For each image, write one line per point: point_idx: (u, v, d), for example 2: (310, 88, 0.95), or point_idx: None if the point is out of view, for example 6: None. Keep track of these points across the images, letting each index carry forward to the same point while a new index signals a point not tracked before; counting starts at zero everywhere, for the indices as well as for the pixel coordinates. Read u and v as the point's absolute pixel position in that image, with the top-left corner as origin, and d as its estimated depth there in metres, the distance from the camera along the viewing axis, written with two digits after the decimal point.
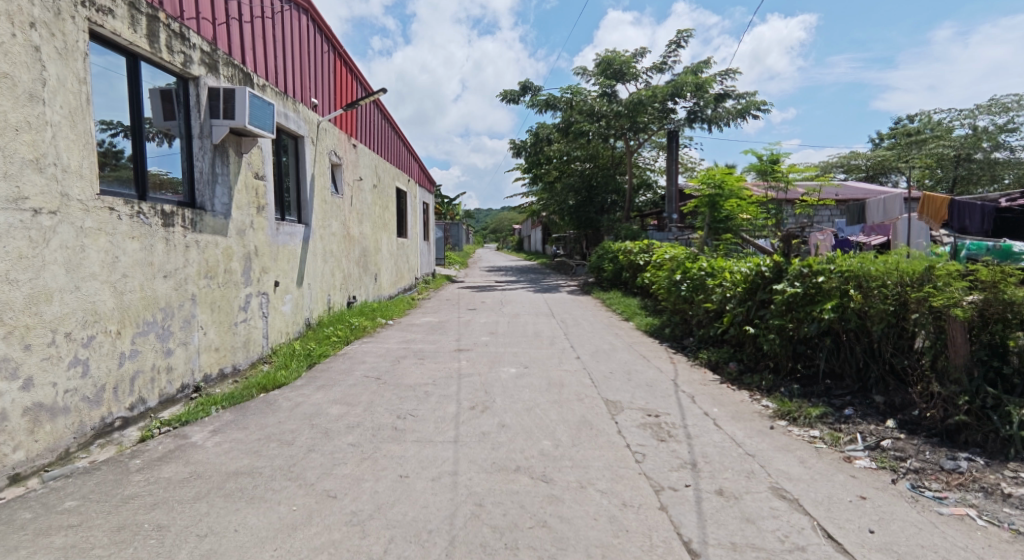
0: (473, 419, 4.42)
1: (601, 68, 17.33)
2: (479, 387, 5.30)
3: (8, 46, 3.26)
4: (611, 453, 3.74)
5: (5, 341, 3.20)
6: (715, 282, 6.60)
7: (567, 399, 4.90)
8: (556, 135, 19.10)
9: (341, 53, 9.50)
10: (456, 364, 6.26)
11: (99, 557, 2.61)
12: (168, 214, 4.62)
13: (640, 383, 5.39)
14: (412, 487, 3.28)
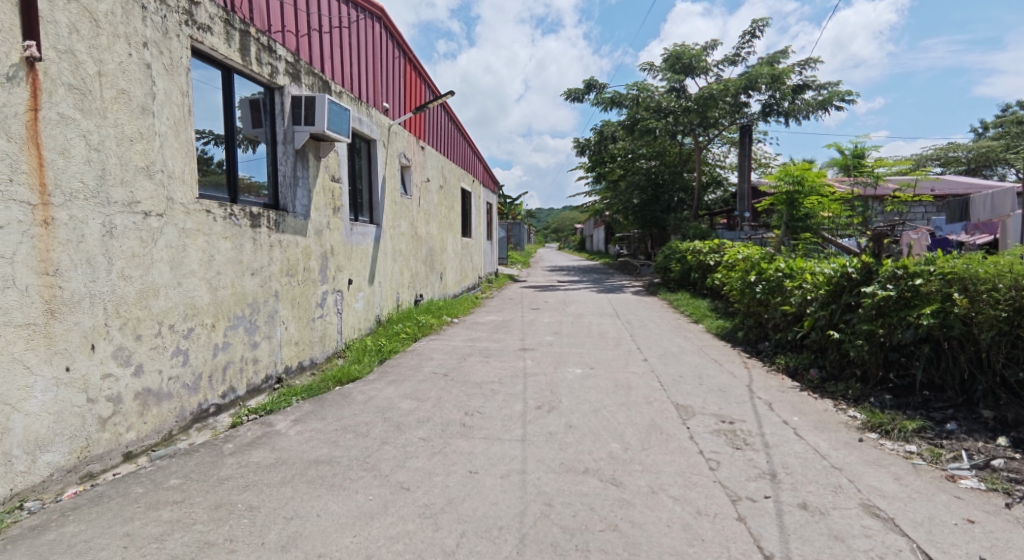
0: (540, 418, 4.46)
1: (669, 63, 16.95)
2: (545, 387, 5.31)
3: (124, 64, 3.56)
4: (684, 459, 3.67)
5: (122, 331, 3.50)
6: (794, 284, 6.31)
7: (635, 402, 4.84)
8: (622, 133, 18.83)
9: (411, 57, 9.78)
10: (522, 363, 6.32)
11: (201, 532, 2.81)
12: (255, 215, 4.90)
13: (711, 388, 5.25)
14: (481, 483, 3.35)
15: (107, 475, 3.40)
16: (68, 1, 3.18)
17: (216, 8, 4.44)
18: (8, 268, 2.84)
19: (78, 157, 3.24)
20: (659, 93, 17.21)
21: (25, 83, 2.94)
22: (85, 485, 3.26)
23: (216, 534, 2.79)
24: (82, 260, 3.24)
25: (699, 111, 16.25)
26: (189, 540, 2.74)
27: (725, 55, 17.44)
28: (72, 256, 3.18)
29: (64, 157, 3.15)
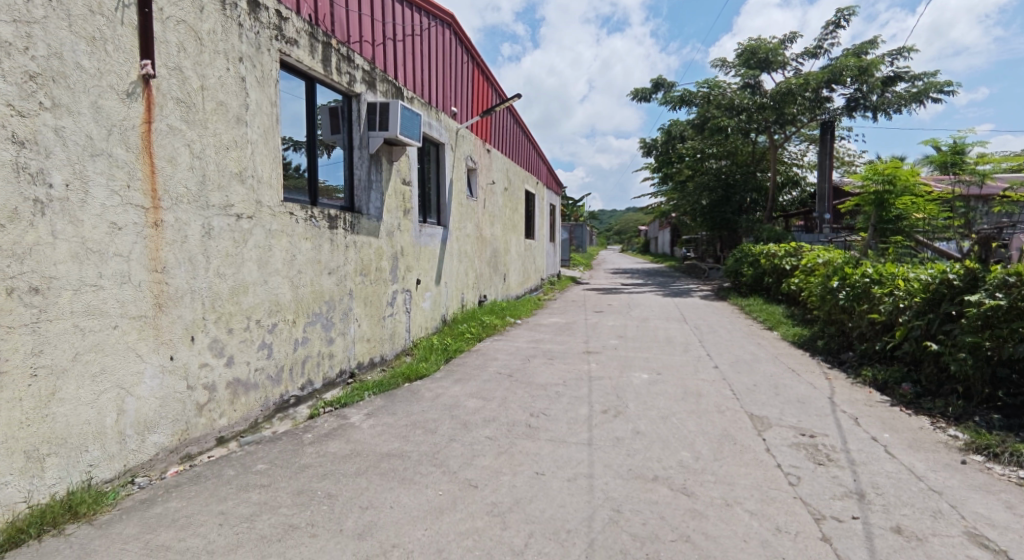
0: (606, 423, 4.45)
1: (744, 58, 16.36)
2: (612, 391, 5.29)
3: (223, 77, 3.85)
4: (760, 472, 3.57)
5: (216, 325, 3.78)
6: (884, 291, 5.99)
7: (705, 410, 4.75)
8: (691, 132, 18.34)
9: (479, 62, 9.98)
10: (586, 366, 6.30)
11: (286, 515, 2.99)
12: (333, 217, 5.16)
13: (789, 399, 5.06)
14: (548, 485, 3.39)
15: (203, 457, 3.68)
16: (177, 22, 3.47)
17: (302, 23, 4.72)
18: (125, 265, 3.12)
19: (182, 164, 3.52)
20: (732, 90, 16.66)
21: (141, 99, 3.22)
22: (184, 465, 3.53)
23: (300, 519, 2.95)
24: (185, 259, 3.52)
25: (775, 108, 15.55)
26: (276, 522, 2.92)
27: (806, 48, 16.66)
28: (176, 255, 3.46)
29: (172, 164, 3.43)
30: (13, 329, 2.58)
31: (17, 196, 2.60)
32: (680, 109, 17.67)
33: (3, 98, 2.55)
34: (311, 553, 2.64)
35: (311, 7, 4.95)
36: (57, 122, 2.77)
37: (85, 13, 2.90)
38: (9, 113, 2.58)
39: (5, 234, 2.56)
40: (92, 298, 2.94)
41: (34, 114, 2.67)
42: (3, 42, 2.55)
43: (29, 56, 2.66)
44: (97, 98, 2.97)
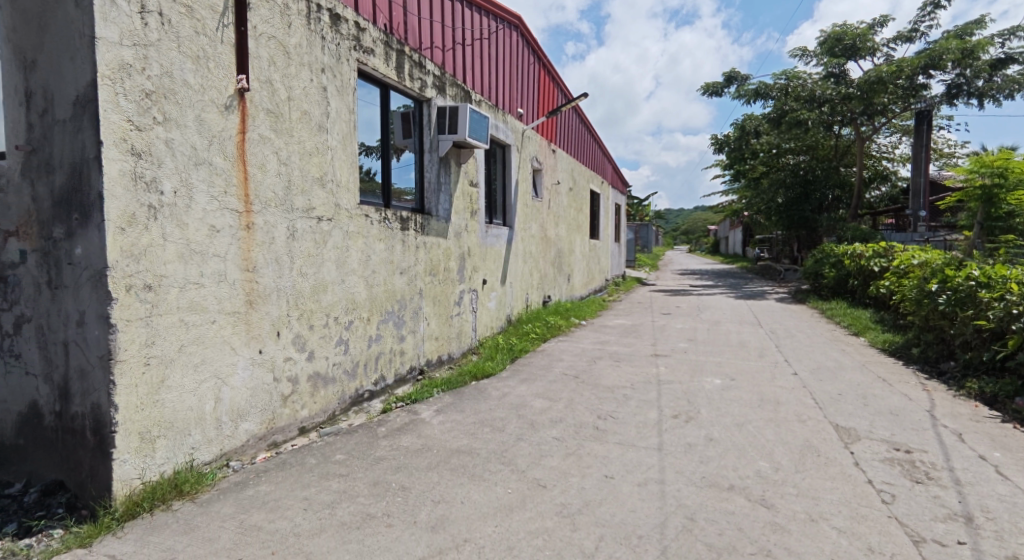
0: (677, 428, 4.38)
1: (827, 46, 15.28)
2: (682, 396, 5.20)
3: (307, 88, 4.08)
4: (848, 487, 3.41)
5: (299, 321, 4.01)
6: (994, 296, 5.58)
7: (785, 419, 4.58)
8: (766, 127, 17.49)
9: (546, 63, 10.04)
10: (655, 370, 6.22)
11: (363, 504, 3.14)
12: (405, 219, 5.35)
13: (880, 411, 4.80)
14: (618, 489, 3.39)
15: (287, 445, 3.93)
16: (268, 38, 3.72)
17: (378, 33, 4.94)
18: (222, 265, 3.37)
19: (271, 171, 3.76)
20: (813, 81, 15.91)
21: (237, 110, 3.47)
22: (271, 452, 3.78)
23: (376, 508, 3.09)
24: (272, 259, 3.76)
25: (862, 98, 14.65)
26: (355, 510, 3.06)
27: (899, 32, 15.66)
28: (265, 255, 3.71)
29: (262, 171, 3.68)
30: (131, 322, 2.85)
31: (135, 202, 2.87)
32: (755, 104, 17.01)
33: (124, 114, 2.83)
34: (388, 542, 2.76)
35: (386, 17, 5.17)
36: (168, 134, 3.04)
37: (191, 34, 3.16)
38: (129, 127, 2.85)
39: (125, 237, 2.83)
40: (195, 295, 3.19)
41: (148, 128, 2.94)
42: (125, 64, 2.83)
43: (145, 75, 2.92)
44: (200, 111, 3.23)
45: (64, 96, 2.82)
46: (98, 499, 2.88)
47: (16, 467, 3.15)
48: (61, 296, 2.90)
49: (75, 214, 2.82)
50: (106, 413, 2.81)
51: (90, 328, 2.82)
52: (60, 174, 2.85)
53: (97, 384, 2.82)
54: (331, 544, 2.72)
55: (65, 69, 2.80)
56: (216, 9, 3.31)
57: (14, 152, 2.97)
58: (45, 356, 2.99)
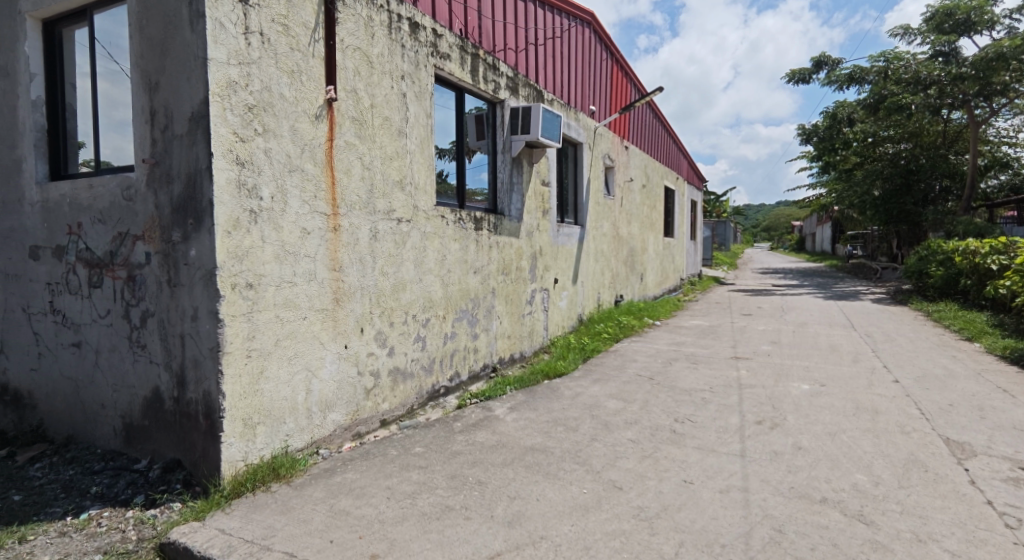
0: (761, 435, 4.25)
1: (936, 22, 14.10)
2: (766, 401, 5.02)
3: (388, 95, 4.27)
4: (962, 507, 3.14)
5: (380, 319, 4.21)
6: None
7: (885, 430, 4.33)
8: (863, 113, 16.57)
9: (619, 58, 9.93)
10: (735, 373, 6.03)
11: (443, 496, 3.26)
12: (478, 219, 5.47)
13: (999, 425, 4.41)
14: (698, 495, 3.32)
15: (370, 436, 4.13)
16: (354, 50, 3.93)
17: (454, 38, 5.09)
18: (312, 265, 3.60)
19: (356, 175, 3.96)
20: (917, 62, 14.71)
21: (326, 119, 3.70)
22: (356, 442, 3.99)
23: (455, 501, 3.20)
24: (357, 260, 3.97)
25: (978, 77, 13.24)
26: (434, 502, 3.19)
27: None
28: (351, 256, 3.91)
29: (348, 175, 3.89)
30: (236, 317, 3.11)
31: (239, 208, 3.13)
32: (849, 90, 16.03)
33: (230, 127, 3.09)
34: (467, 535, 2.85)
35: (462, 22, 5.32)
36: (267, 144, 3.29)
37: (287, 50, 3.40)
38: (234, 139, 3.11)
39: (231, 240, 3.09)
40: (289, 293, 3.43)
41: (250, 139, 3.19)
42: (231, 81, 3.09)
43: (248, 90, 3.18)
44: (294, 122, 3.47)
45: (181, 112, 3.11)
46: (209, 477, 3.17)
47: (141, 446, 3.51)
48: (178, 293, 3.20)
49: (190, 219, 3.10)
50: (216, 400, 3.09)
51: (203, 322, 3.10)
52: (178, 183, 3.15)
53: (208, 374, 3.10)
54: (413, 533, 2.85)
55: (182, 88, 3.09)
56: (308, 25, 3.55)
57: (141, 165, 3.31)
58: (166, 347, 3.31)
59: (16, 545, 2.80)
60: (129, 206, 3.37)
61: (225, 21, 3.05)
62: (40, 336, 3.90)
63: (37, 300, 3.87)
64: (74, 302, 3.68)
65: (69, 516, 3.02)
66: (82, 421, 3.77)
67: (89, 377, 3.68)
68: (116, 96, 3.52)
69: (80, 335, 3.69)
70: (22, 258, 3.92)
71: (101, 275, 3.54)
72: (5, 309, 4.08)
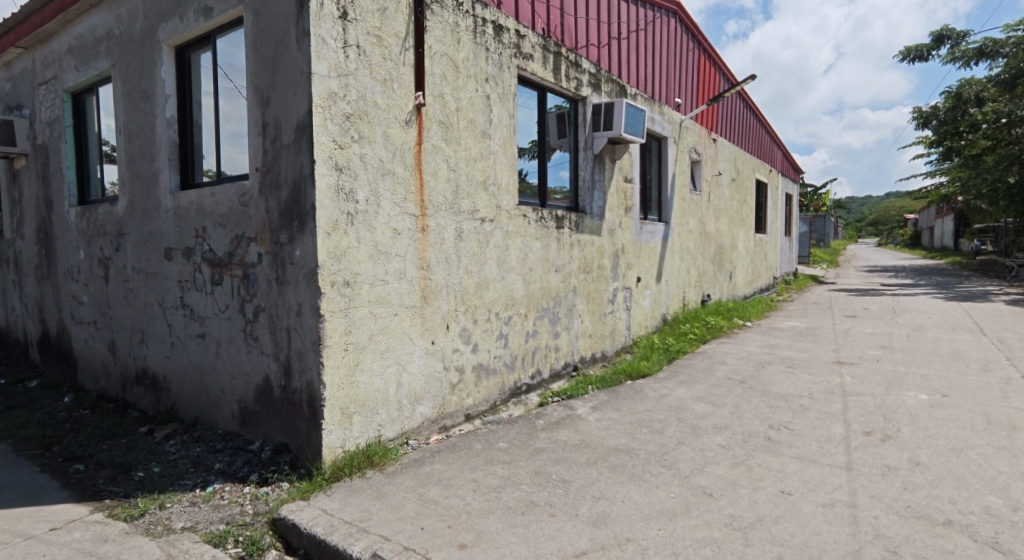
0: (870, 447, 3.97)
1: None
2: (875, 411, 4.69)
3: (473, 98, 4.39)
4: None
5: (465, 316, 4.34)
6: None
7: (1022, 449, 3.90)
8: (996, 90, 15.10)
9: (706, 47, 9.59)
10: (837, 379, 5.69)
11: (527, 492, 3.31)
12: (560, 218, 5.50)
13: None
14: (798, 507, 3.14)
15: (455, 429, 4.27)
16: (441, 55, 4.07)
17: (537, 38, 5.14)
18: (403, 264, 3.77)
19: (442, 177, 4.10)
20: None
21: (415, 124, 3.86)
22: (442, 435, 4.14)
23: (539, 497, 3.25)
24: (443, 258, 4.11)
25: None
26: (519, 497, 3.26)
27: None
28: (437, 255, 4.06)
29: (435, 177, 4.03)
30: (334, 313, 3.32)
31: (337, 211, 3.34)
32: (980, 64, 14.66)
33: (330, 136, 3.30)
34: (551, 532, 2.88)
35: (544, 21, 5.36)
36: (362, 151, 3.49)
37: (380, 60, 3.59)
38: (333, 147, 3.32)
39: (331, 241, 3.30)
40: (381, 291, 3.62)
41: (348, 146, 3.40)
42: (331, 93, 3.30)
43: (346, 100, 3.39)
44: (387, 128, 3.65)
45: (289, 124, 3.36)
46: (312, 461, 3.42)
47: (255, 429, 3.82)
48: (285, 291, 3.46)
49: (295, 221, 3.35)
50: (317, 389, 3.32)
51: (306, 317, 3.34)
52: (286, 189, 3.40)
53: (311, 365, 3.34)
54: (499, 526, 2.92)
55: (289, 102, 3.34)
56: (400, 35, 3.72)
57: (254, 173, 3.60)
58: (275, 340, 3.58)
59: (156, 511, 3.15)
60: (244, 211, 3.68)
61: (326, 37, 3.27)
62: (172, 328, 4.34)
63: (171, 296, 4.31)
64: (199, 298, 4.07)
65: (198, 488, 3.38)
66: (206, 405, 4.16)
67: (212, 365, 4.06)
68: (233, 112, 3.86)
69: (204, 327, 4.07)
70: (158, 258, 4.38)
71: (221, 273, 3.88)
72: (145, 304, 4.58)
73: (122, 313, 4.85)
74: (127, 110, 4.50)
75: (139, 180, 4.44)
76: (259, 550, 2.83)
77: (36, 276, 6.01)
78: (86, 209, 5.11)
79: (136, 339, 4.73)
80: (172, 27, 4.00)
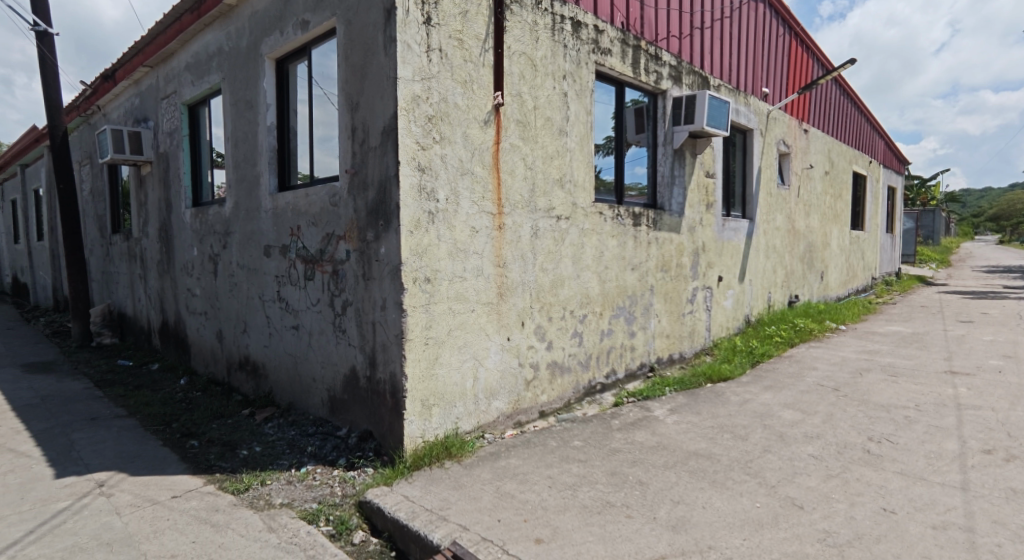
0: (988, 467, 3.64)
1: None
2: (995, 428, 4.28)
3: (550, 96, 4.41)
4: None
5: (540, 313, 4.37)
6: None
7: None
8: None
9: (798, 31, 9.08)
10: (949, 390, 5.25)
11: (604, 492, 3.30)
12: (637, 215, 5.41)
13: None
14: (903, 527, 2.93)
15: (530, 425, 4.31)
16: (520, 55, 4.11)
17: (615, 32, 5.09)
18: (480, 261, 3.86)
19: (519, 175, 4.15)
20: None
21: (493, 124, 3.92)
22: (517, 430, 4.19)
23: (615, 498, 3.23)
24: (519, 256, 4.16)
25: None
26: (595, 496, 3.25)
27: None
28: (514, 252, 4.12)
29: (512, 176, 4.08)
30: (416, 308, 3.45)
31: (420, 210, 3.46)
32: None
33: (414, 138, 3.43)
34: (629, 533, 2.86)
35: (623, 14, 5.28)
36: (443, 151, 3.59)
37: (461, 62, 3.68)
38: (417, 148, 3.44)
39: (413, 239, 3.43)
40: (460, 288, 3.72)
41: (430, 147, 3.52)
42: (415, 96, 3.42)
43: (429, 103, 3.50)
44: (466, 129, 3.74)
45: (376, 127, 3.51)
46: (395, 449, 3.57)
47: (342, 416, 4.03)
48: (371, 286, 3.62)
49: (381, 220, 3.50)
50: (400, 381, 3.46)
51: (390, 311, 3.49)
52: (372, 190, 3.56)
53: (394, 357, 3.48)
54: (575, 523, 2.94)
55: (376, 106, 3.50)
56: (480, 37, 3.80)
57: (344, 174, 3.79)
58: (361, 332, 3.76)
59: (258, 487, 3.40)
60: (334, 210, 3.89)
61: (411, 42, 3.39)
62: (271, 320, 4.65)
63: (269, 290, 4.63)
64: (294, 292, 4.34)
65: (293, 469, 3.62)
66: (299, 392, 4.43)
67: (305, 354, 4.32)
68: (325, 117, 4.08)
69: (298, 319, 4.33)
70: (259, 255, 4.71)
71: (313, 269, 4.12)
72: (247, 297, 4.94)
73: (227, 305, 5.26)
74: (234, 120, 4.87)
75: (243, 183, 4.79)
76: (347, 529, 3.01)
77: (157, 270, 6.62)
78: (198, 210, 5.57)
79: (239, 329, 5.10)
80: (273, 40, 4.29)
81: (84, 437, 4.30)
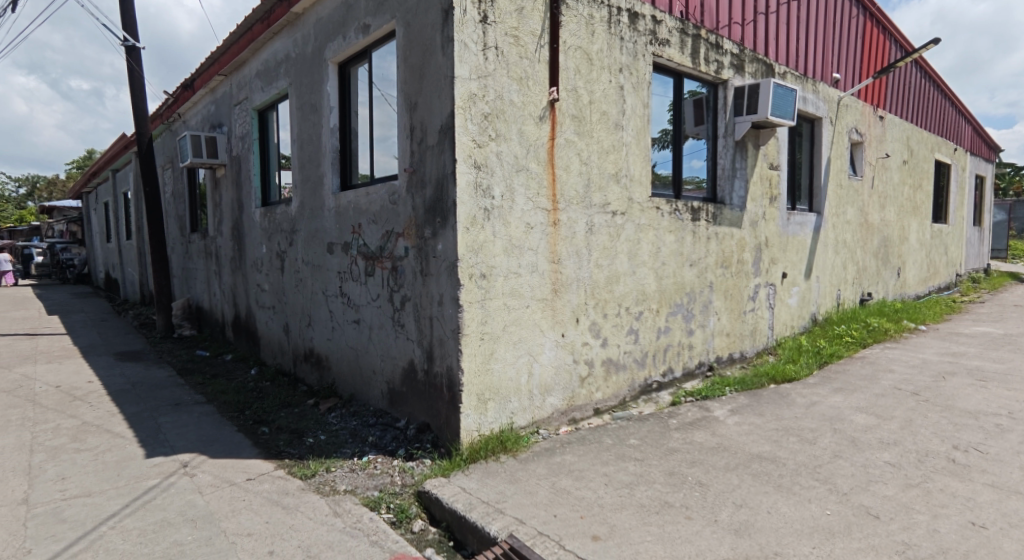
0: None
1: None
2: None
3: (606, 89, 4.36)
4: None
5: (595, 310, 4.35)
6: None
7: None
8: None
9: (874, 12, 8.57)
10: None
11: (663, 492, 3.25)
12: (696, 209, 5.29)
13: None
14: (994, 543, 2.74)
15: (584, 423, 4.30)
16: (575, 49, 4.09)
17: (674, 22, 4.97)
18: (535, 257, 3.87)
19: (575, 171, 4.13)
20: None
21: (549, 120, 3.92)
22: (572, 427, 4.19)
23: (674, 498, 3.18)
24: (574, 252, 4.14)
25: None
26: (653, 496, 3.21)
27: None
28: (569, 248, 4.11)
29: (567, 171, 4.07)
30: (472, 303, 3.50)
31: (476, 207, 3.51)
32: None
33: (470, 135, 3.47)
34: (689, 535, 2.81)
35: (683, 3, 5.16)
36: (499, 148, 3.63)
37: (517, 59, 3.70)
38: (473, 146, 3.49)
39: (469, 235, 3.48)
40: (515, 283, 3.75)
41: (486, 144, 3.56)
42: (471, 94, 3.47)
43: (485, 101, 3.54)
44: (522, 125, 3.75)
45: (433, 126, 3.58)
46: (451, 441, 3.64)
47: (401, 408, 4.14)
48: (429, 282, 3.71)
49: (438, 217, 3.57)
50: (456, 375, 3.52)
51: (447, 307, 3.56)
52: (430, 188, 3.64)
53: (451, 352, 3.55)
54: (634, 522, 2.91)
55: (434, 105, 3.57)
56: (536, 33, 3.80)
57: (403, 173, 3.88)
58: (419, 327, 3.86)
59: (324, 473, 3.56)
60: (394, 208, 3.99)
61: (468, 41, 3.44)
62: (334, 314, 4.83)
63: (332, 285, 4.81)
64: (355, 287, 4.49)
65: (355, 457, 3.76)
66: (360, 383, 4.58)
67: (365, 348, 4.46)
68: (384, 118, 4.19)
69: (359, 314, 4.48)
70: (322, 252, 4.90)
71: (374, 265, 4.25)
72: (312, 291, 5.14)
73: (294, 300, 5.49)
74: (299, 122, 5.07)
75: (308, 183, 4.99)
76: (407, 518, 3.10)
77: (230, 267, 7.00)
78: (268, 209, 5.84)
79: (305, 322, 5.33)
80: (336, 45, 4.44)
81: (168, 421, 4.61)
